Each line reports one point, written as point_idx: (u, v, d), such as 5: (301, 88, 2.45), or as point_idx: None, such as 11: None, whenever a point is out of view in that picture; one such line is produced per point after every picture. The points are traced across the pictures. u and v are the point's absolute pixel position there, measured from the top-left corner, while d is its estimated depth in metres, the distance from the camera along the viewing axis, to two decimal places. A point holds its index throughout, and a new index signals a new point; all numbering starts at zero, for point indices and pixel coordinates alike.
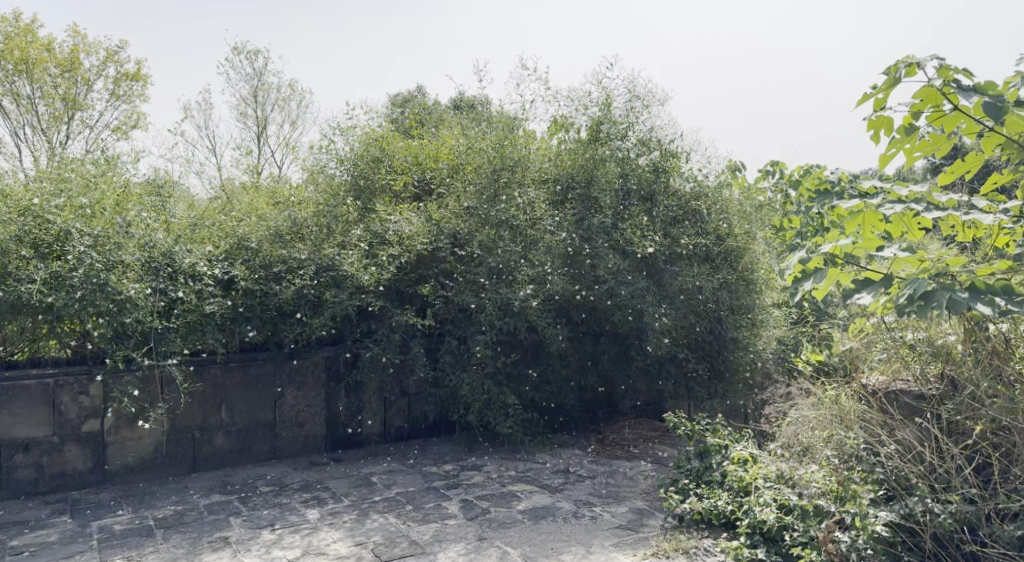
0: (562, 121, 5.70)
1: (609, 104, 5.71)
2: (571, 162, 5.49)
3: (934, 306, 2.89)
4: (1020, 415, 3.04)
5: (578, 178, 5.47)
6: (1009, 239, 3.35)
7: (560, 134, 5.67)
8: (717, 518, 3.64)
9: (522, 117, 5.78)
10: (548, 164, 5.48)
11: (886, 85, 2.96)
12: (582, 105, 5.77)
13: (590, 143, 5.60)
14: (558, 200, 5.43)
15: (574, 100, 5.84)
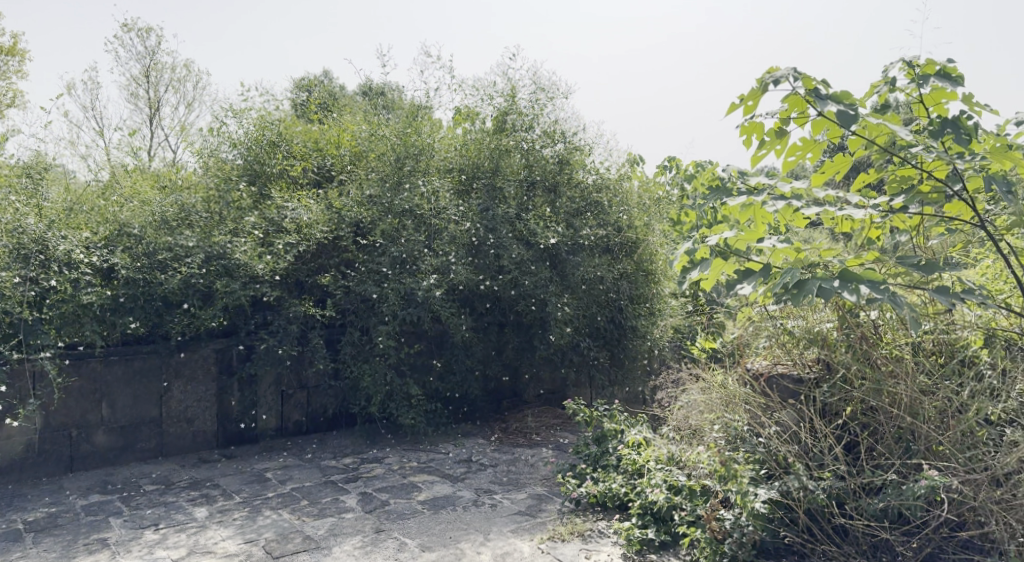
0: (468, 111, 5.74)
1: (513, 96, 5.79)
2: (477, 152, 5.54)
3: (808, 294, 3.09)
4: (885, 396, 3.27)
5: (483, 168, 5.53)
6: (880, 233, 3.60)
7: (465, 123, 5.69)
8: (611, 500, 3.75)
9: (427, 105, 5.78)
10: (453, 153, 5.51)
11: (753, 93, 3.24)
12: (487, 96, 5.86)
13: (494, 134, 5.64)
14: (463, 189, 5.53)
15: (478, 91, 5.89)
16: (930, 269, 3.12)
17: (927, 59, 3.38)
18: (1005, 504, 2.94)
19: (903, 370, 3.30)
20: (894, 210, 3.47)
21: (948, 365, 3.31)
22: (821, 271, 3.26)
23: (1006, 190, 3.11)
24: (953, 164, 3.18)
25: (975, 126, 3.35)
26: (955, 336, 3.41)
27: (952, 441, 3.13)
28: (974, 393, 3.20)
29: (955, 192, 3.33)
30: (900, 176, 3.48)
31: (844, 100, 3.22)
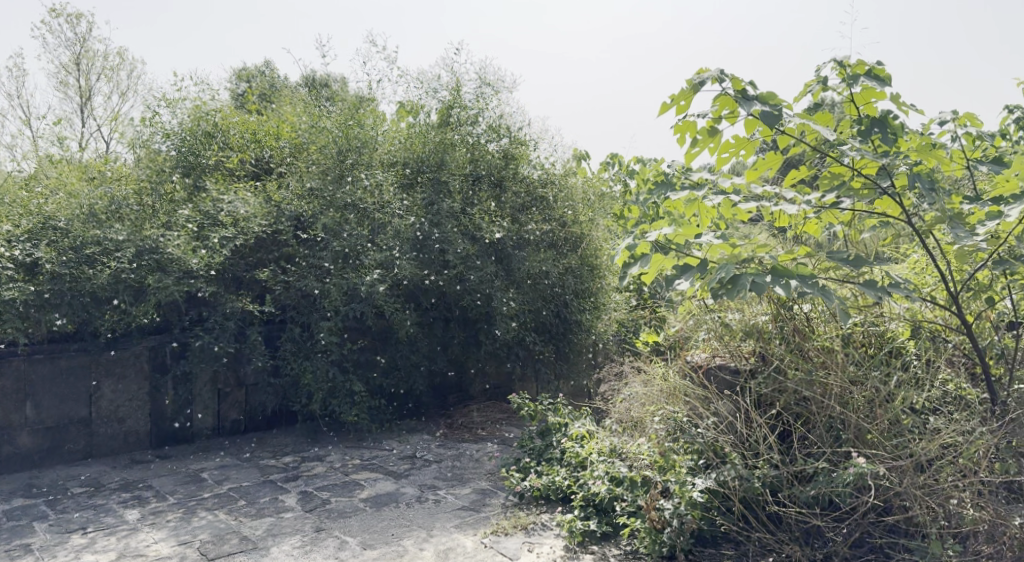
0: (412, 106, 5.67)
1: (458, 89, 5.74)
2: (421, 145, 5.44)
3: (740, 289, 3.16)
4: (817, 387, 3.36)
5: (428, 161, 5.42)
6: (814, 228, 3.68)
7: (408, 118, 5.61)
8: (554, 493, 3.78)
9: (370, 98, 5.71)
10: (397, 146, 5.43)
11: (684, 93, 3.36)
12: (432, 89, 5.81)
13: (440, 127, 5.57)
14: (407, 182, 5.40)
15: (423, 84, 5.84)
16: (858, 264, 3.21)
17: (858, 59, 3.46)
18: (928, 489, 3.04)
19: (834, 362, 3.41)
20: (827, 206, 3.54)
21: (875, 356, 3.43)
22: (754, 267, 3.33)
23: (930, 188, 3.20)
24: (880, 161, 3.27)
25: (902, 125, 3.45)
26: (884, 328, 3.50)
27: (880, 429, 3.22)
28: (900, 382, 3.32)
29: (883, 189, 3.42)
30: (832, 173, 3.56)
31: (770, 102, 3.36)
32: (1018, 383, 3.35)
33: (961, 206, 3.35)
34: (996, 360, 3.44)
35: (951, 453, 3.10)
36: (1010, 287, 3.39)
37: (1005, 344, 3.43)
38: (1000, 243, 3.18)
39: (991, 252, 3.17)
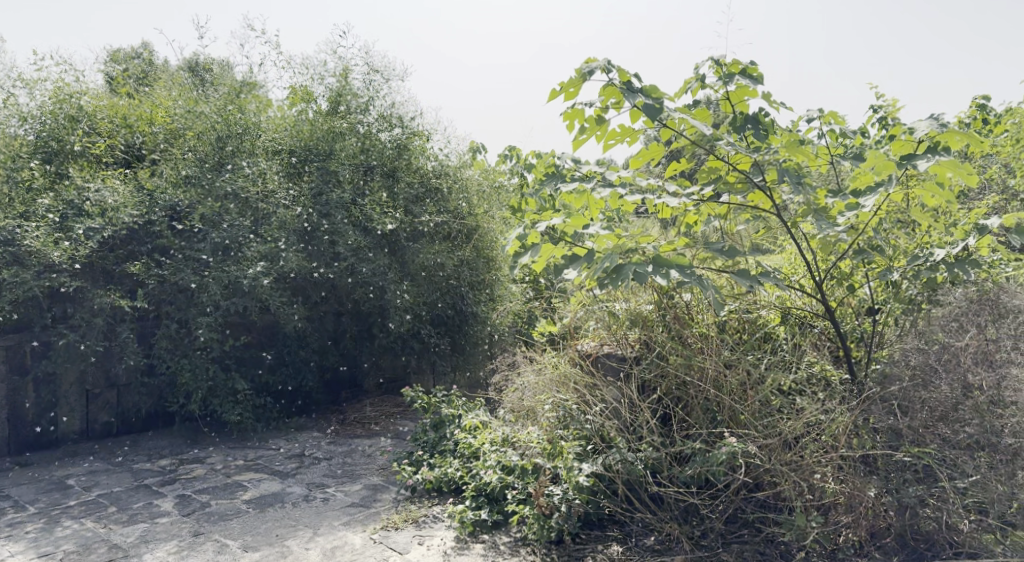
0: (301, 91, 5.56)
1: (346, 75, 5.66)
2: (309, 133, 5.41)
3: (622, 278, 3.24)
4: (694, 370, 3.52)
5: (315, 151, 5.40)
6: (696, 220, 3.83)
7: (301, 105, 5.53)
8: (446, 485, 3.76)
9: (253, 84, 5.56)
10: (283, 133, 5.36)
11: (571, 80, 3.44)
12: (318, 75, 5.69)
13: (329, 115, 5.52)
14: (293, 171, 5.33)
15: (308, 70, 5.73)
16: (731, 253, 3.36)
17: (733, 59, 3.59)
18: (792, 465, 3.21)
19: (709, 347, 3.59)
20: (705, 199, 3.68)
21: (747, 340, 3.64)
22: (637, 257, 3.42)
23: (796, 182, 3.37)
24: (752, 156, 3.42)
25: (772, 122, 3.62)
26: (756, 315, 3.70)
27: (752, 411, 3.39)
28: (769, 365, 3.50)
29: (756, 183, 3.59)
30: (710, 167, 3.70)
31: (651, 95, 3.49)
32: (877, 363, 3.48)
33: (824, 199, 3.53)
34: (856, 343, 3.63)
35: (813, 430, 3.28)
36: (868, 276, 3.60)
37: (865, 328, 3.61)
38: (858, 234, 3.39)
39: (850, 242, 3.38)
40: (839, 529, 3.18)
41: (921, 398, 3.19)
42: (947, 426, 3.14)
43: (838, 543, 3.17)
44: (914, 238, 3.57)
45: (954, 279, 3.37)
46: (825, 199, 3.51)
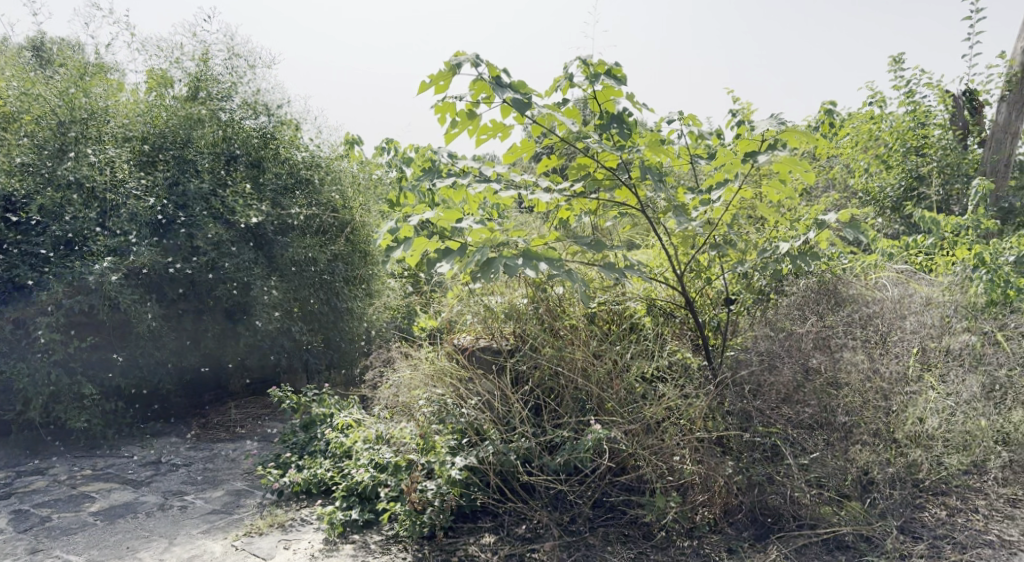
0: (159, 75, 5.33)
1: (206, 60, 5.51)
2: (163, 121, 5.16)
3: (493, 271, 3.19)
4: (566, 361, 3.57)
5: (170, 138, 5.13)
6: (567, 214, 3.84)
7: (157, 89, 5.30)
8: (315, 486, 3.60)
9: (103, 66, 5.24)
10: (136, 119, 5.09)
11: (442, 72, 3.32)
12: (175, 59, 5.50)
13: (188, 101, 5.33)
14: (147, 160, 5.08)
15: (164, 53, 5.51)
16: (599, 247, 3.40)
17: (599, 59, 3.64)
18: (654, 449, 3.31)
19: (578, 338, 3.66)
20: (575, 194, 3.70)
21: (614, 331, 3.76)
22: (508, 251, 3.38)
23: (658, 179, 3.47)
24: (618, 153, 3.47)
25: (636, 121, 3.70)
26: (624, 306, 3.81)
27: (617, 398, 3.48)
28: (634, 354, 3.65)
29: (622, 180, 3.65)
30: (579, 164, 3.73)
31: (521, 91, 3.45)
32: (732, 349, 3.66)
33: (683, 196, 3.67)
34: (713, 331, 3.80)
35: (673, 415, 3.38)
36: (724, 268, 3.77)
37: (721, 318, 3.80)
38: (713, 229, 3.57)
39: (706, 236, 3.54)
40: (695, 508, 3.27)
41: (766, 380, 3.36)
42: (789, 407, 3.32)
43: (695, 521, 3.25)
44: (763, 232, 3.80)
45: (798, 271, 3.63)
46: (684, 196, 3.65)
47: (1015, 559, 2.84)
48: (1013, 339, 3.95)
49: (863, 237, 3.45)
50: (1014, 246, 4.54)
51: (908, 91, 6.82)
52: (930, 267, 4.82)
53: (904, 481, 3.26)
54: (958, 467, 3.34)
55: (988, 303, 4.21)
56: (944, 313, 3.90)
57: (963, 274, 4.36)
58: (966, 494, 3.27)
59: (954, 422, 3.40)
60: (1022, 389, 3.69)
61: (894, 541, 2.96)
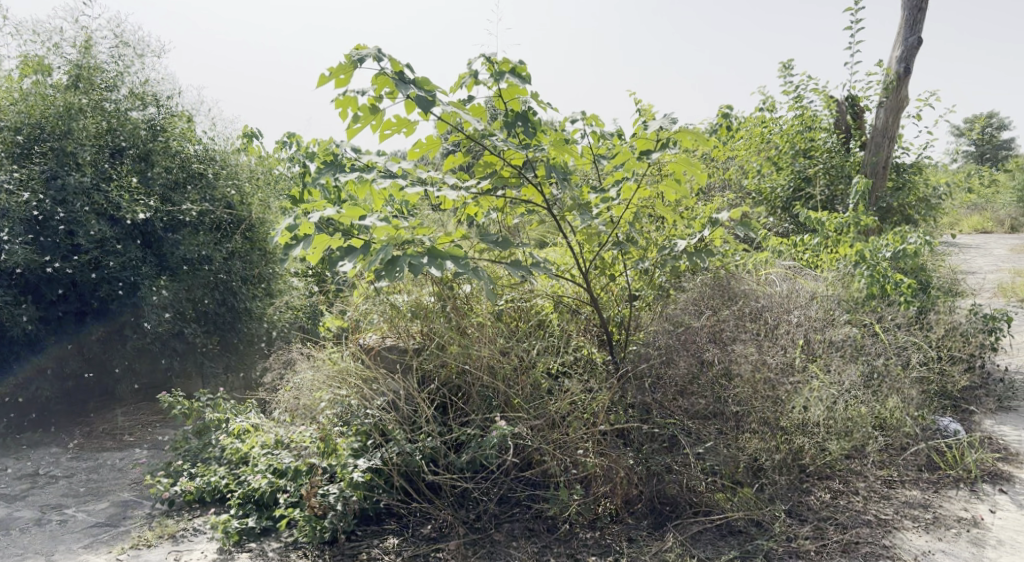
0: (35, 61, 5.05)
1: (88, 47, 5.25)
2: (41, 110, 4.87)
3: (398, 270, 3.02)
4: (474, 358, 3.48)
5: (48, 129, 4.85)
6: (476, 212, 3.74)
7: (34, 77, 4.98)
8: (210, 494, 3.43)
9: None
10: (10, 107, 4.81)
11: (341, 65, 3.18)
12: (54, 43, 5.21)
13: (68, 90, 5.04)
14: (21, 153, 4.80)
15: (41, 37, 5.19)
16: (507, 245, 3.33)
17: (504, 57, 3.55)
18: (558, 443, 3.31)
19: (483, 335, 3.59)
20: (483, 193, 3.60)
21: (521, 328, 3.74)
22: (413, 249, 3.23)
23: (563, 178, 3.42)
24: (525, 152, 3.38)
25: (541, 121, 3.67)
26: (531, 302, 3.82)
27: (523, 395, 3.44)
28: (541, 350, 3.63)
29: (529, 178, 3.58)
30: (486, 161, 3.62)
31: (425, 87, 3.34)
32: (633, 344, 3.78)
33: (588, 194, 3.66)
34: (618, 328, 3.88)
35: (577, 409, 3.41)
36: (627, 265, 3.86)
37: (625, 314, 3.86)
38: (615, 227, 3.65)
39: (609, 234, 3.62)
40: (597, 500, 3.31)
41: (663, 373, 3.51)
42: (686, 399, 3.46)
43: (598, 513, 3.28)
44: (663, 230, 3.94)
45: (694, 268, 3.81)
46: (588, 195, 3.64)
47: (889, 537, 3.02)
48: (888, 330, 4.23)
49: (752, 235, 3.66)
50: (889, 244, 4.88)
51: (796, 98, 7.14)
52: (815, 264, 5.09)
53: (791, 467, 3.41)
54: (839, 452, 3.46)
55: (867, 296, 4.51)
56: (827, 307, 4.19)
57: (846, 270, 4.71)
58: (847, 477, 3.45)
59: (835, 409, 3.55)
60: (896, 377, 3.89)
61: (782, 524, 3.09)
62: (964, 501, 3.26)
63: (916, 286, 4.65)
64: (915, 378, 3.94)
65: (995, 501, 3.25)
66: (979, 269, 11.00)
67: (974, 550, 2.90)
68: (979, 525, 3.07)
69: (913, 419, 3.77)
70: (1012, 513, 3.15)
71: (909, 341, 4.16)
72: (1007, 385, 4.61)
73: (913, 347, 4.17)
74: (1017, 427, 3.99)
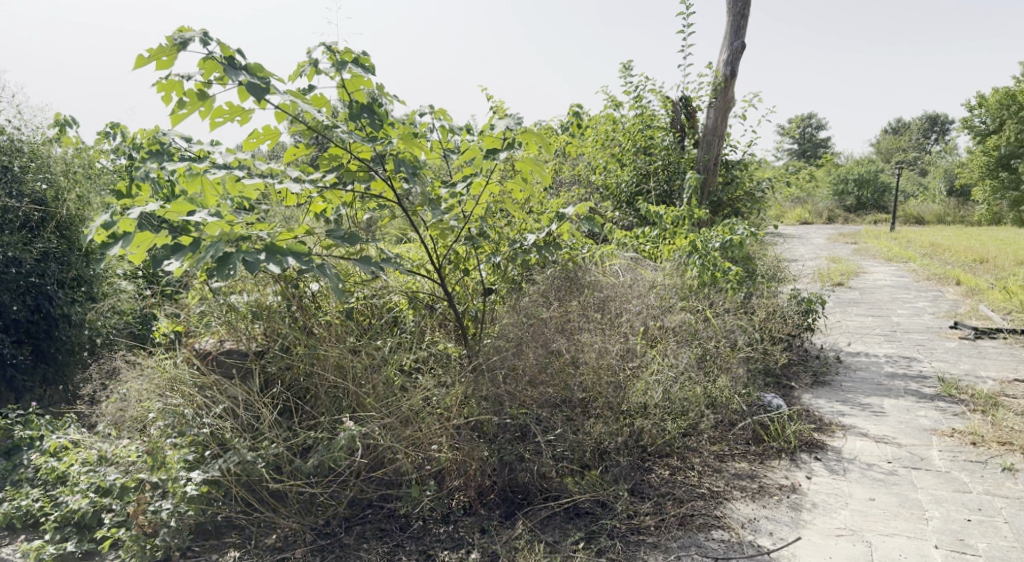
0: None
1: None
2: None
3: (229, 268, 2.82)
4: (321, 360, 3.28)
5: None
6: (323, 207, 3.58)
7: None
8: (22, 520, 3.11)
9: None
10: None
11: (161, 47, 3.01)
12: None
13: None
14: None
15: None
16: (353, 240, 3.16)
17: (346, 46, 3.38)
18: (411, 440, 3.18)
19: (331, 335, 3.42)
20: (329, 187, 3.42)
21: (373, 325, 3.63)
22: (249, 245, 3.03)
23: (412, 174, 3.29)
24: (369, 146, 3.23)
25: (387, 113, 3.47)
26: (385, 299, 3.72)
27: (375, 394, 3.28)
28: (393, 347, 3.50)
29: (377, 172, 3.43)
30: (331, 153, 3.42)
31: (258, 75, 3.20)
32: (487, 337, 3.76)
33: (439, 189, 3.60)
34: (472, 322, 3.88)
35: (430, 404, 3.29)
36: (480, 259, 3.89)
37: (480, 307, 3.90)
38: (466, 222, 3.61)
39: (461, 229, 3.60)
40: (451, 494, 3.28)
41: (516, 364, 3.52)
42: (534, 389, 3.53)
43: (451, 507, 3.26)
44: (513, 225, 4.00)
45: (543, 261, 3.93)
46: (439, 190, 3.57)
47: (719, 508, 3.23)
48: (719, 315, 4.58)
49: (595, 229, 3.84)
50: (720, 235, 5.25)
51: (636, 96, 7.50)
52: (654, 255, 5.41)
53: (632, 448, 3.56)
54: (676, 430, 3.67)
55: (700, 283, 4.83)
56: (665, 294, 4.48)
57: (682, 259, 5.02)
58: (684, 454, 3.65)
59: (672, 392, 3.77)
60: (725, 357, 4.23)
61: (624, 503, 3.22)
62: (785, 470, 3.56)
63: (742, 273, 5.05)
64: (742, 358, 4.31)
65: (810, 468, 3.57)
66: (802, 256, 12.17)
67: (792, 514, 3.17)
68: (797, 491, 3.36)
69: (740, 396, 4.07)
70: (824, 478, 3.46)
71: (736, 325, 4.54)
72: (821, 361, 5.12)
73: (740, 330, 4.57)
74: (829, 400, 4.44)
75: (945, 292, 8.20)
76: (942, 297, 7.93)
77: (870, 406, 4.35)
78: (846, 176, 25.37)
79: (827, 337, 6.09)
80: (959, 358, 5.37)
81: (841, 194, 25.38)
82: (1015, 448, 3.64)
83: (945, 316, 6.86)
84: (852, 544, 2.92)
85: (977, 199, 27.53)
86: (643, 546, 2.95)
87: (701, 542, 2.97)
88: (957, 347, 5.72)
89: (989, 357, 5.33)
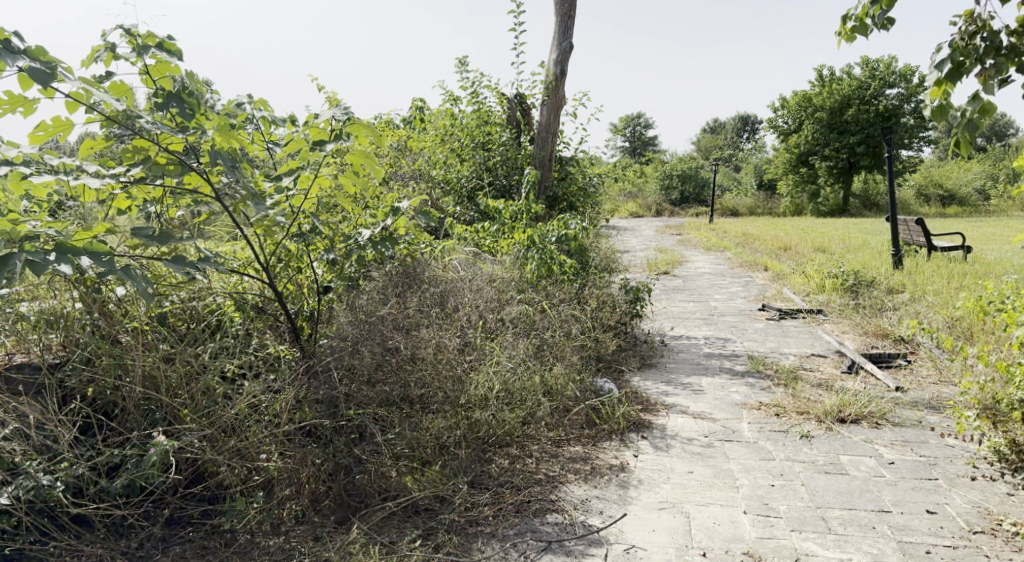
0: None
1: None
2: None
3: (8, 267, 2.44)
4: (128, 370, 3.04)
5: None
6: (128, 204, 3.28)
7: None
8: None
9: None
10: None
11: None
12: None
13: None
14: None
15: None
16: (164, 237, 2.86)
17: (147, 30, 3.13)
18: (237, 451, 2.99)
19: (141, 343, 3.15)
20: (135, 181, 3.14)
21: (192, 331, 3.41)
22: (33, 246, 2.70)
23: (231, 166, 3.08)
24: (178, 136, 3.00)
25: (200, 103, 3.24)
26: (207, 302, 3.50)
27: (192, 405, 3.05)
28: (214, 353, 3.25)
29: (190, 166, 3.19)
30: (136, 146, 3.13)
31: (42, 60, 2.89)
32: (324, 338, 3.65)
33: (262, 183, 3.40)
34: (307, 321, 3.76)
35: (257, 410, 3.12)
36: (313, 257, 3.79)
37: (314, 307, 3.78)
38: (294, 217, 3.44)
39: (289, 225, 3.41)
40: (282, 504, 3.09)
41: (352, 364, 3.50)
42: (371, 388, 3.49)
43: (281, 519, 3.03)
44: (348, 222, 3.96)
45: (380, 258, 3.94)
46: (262, 184, 3.38)
47: (555, 491, 3.35)
48: (553, 308, 4.81)
49: (431, 223, 3.91)
50: (555, 227, 5.43)
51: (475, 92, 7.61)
52: (493, 249, 5.54)
53: (469, 441, 3.56)
54: (514, 420, 3.74)
55: (537, 276, 5.05)
56: (503, 287, 4.68)
57: (518, 255, 5.19)
58: (523, 442, 3.75)
59: (510, 382, 3.89)
60: (559, 346, 4.44)
61: (461, 496, 3.23)
62: (614, 450, 3.76)
63: (576, 267, 5.30)
64: (575, 346, 4.51)
65: (637, 446, 3.79)
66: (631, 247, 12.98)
67: (621, 492, 3.34)
68: (625, 470, 3.55)
69: (575, 383, 4.23)
70: (650, 455, 3.69)
71: (569, 314, 4.76)
72: (648, 345, 5.46)
73: (574, 320, 4.79)
74: (654, 381, 4.75)
75: (757, 277, 9.07)
76: (754, 281, 8.78)
77: (691, 384, 4.70)
78: (672, 172, 27.17)
79: (656, 322, 6.53)
80: (766, 336, 5.93)
81: (669, 189, 27.20)
82: (811, 416, 4.08)
83: (754, 299, 7.57)
84: (672, 516, 3.13)
85: (784, 193, 30.47)
86: (480, 537, 3.00)
87: (536, 527, 3.06)
88: (765, 327, 6.31)
89: (791, 334, 5.93)
